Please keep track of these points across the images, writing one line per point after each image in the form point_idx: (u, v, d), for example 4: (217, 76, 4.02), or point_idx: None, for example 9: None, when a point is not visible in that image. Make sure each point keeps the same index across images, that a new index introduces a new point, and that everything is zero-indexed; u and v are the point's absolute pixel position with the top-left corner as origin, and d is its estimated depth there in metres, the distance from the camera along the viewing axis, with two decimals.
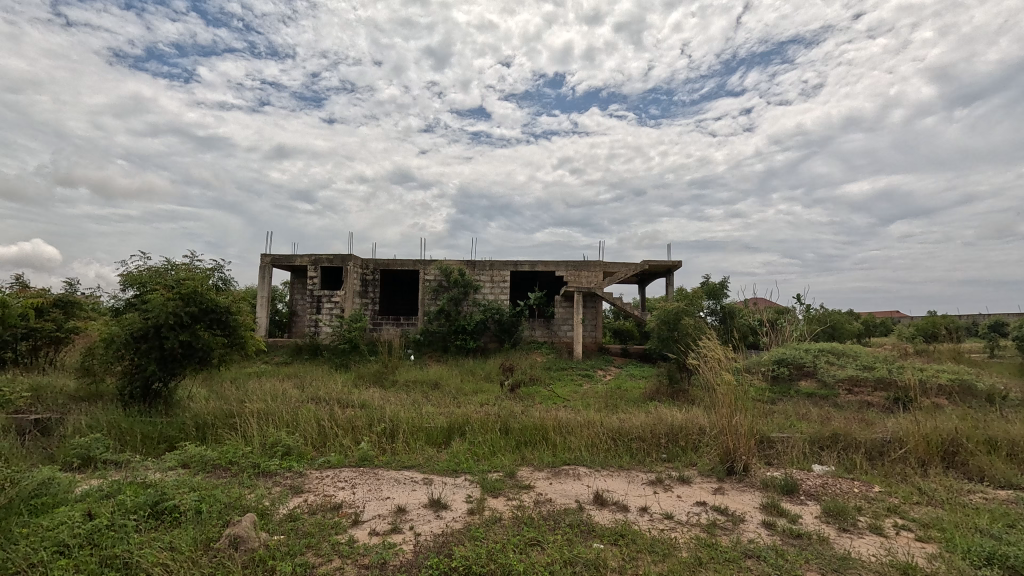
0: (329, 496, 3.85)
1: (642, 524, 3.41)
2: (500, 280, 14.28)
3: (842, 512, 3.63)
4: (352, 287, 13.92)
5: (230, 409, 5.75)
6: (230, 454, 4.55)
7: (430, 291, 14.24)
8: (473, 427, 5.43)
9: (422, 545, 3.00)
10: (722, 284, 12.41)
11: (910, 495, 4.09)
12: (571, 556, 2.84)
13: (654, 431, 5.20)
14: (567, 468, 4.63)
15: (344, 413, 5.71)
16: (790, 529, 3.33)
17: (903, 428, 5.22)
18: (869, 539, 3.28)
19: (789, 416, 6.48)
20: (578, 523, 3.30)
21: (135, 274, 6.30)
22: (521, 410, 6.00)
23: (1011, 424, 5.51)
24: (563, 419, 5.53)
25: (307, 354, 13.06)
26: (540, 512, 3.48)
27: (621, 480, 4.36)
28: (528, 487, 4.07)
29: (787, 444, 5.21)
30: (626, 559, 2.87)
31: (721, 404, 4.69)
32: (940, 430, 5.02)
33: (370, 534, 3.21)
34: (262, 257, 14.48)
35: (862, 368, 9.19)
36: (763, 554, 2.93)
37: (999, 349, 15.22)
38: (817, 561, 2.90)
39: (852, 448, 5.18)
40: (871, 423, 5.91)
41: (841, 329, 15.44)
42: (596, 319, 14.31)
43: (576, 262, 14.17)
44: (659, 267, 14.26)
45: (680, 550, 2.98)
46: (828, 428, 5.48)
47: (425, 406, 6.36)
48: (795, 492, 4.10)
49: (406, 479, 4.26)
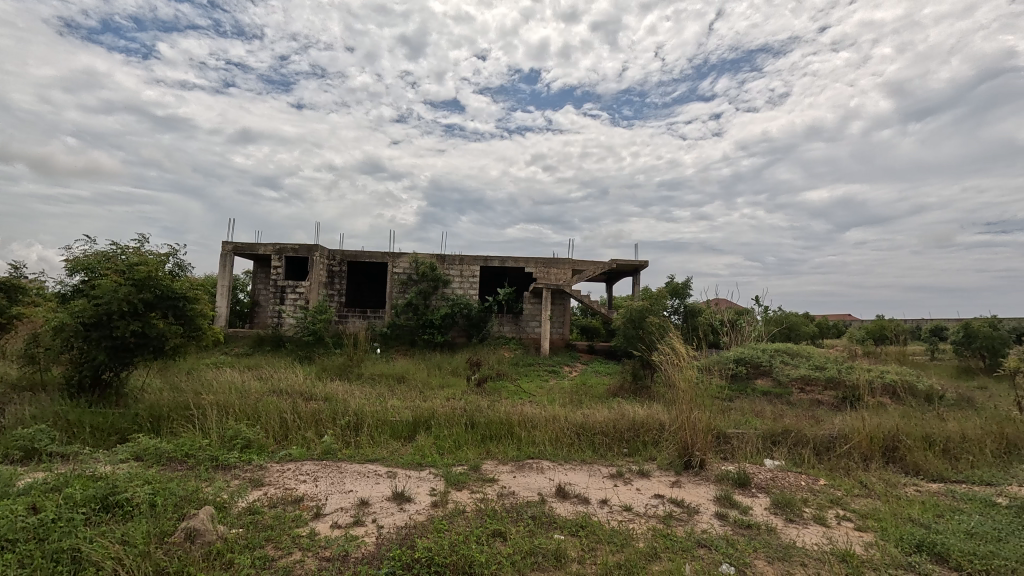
0: (290, 489, 3.80)
1: (601, 515, 3.52)
2: (469, 274, 14.24)
3: (790, 503, 3.83)
4: (317, 277, 13.66)
5: (187, 400, 5.58)
6: (187, 447, 4.42)
7: (399, 284, 14.13)
8: (439, 420, 5.44)
9: (384, 538, 3.01)
10: (687, 284, 12.82)
11: (852, 487, 4.35)
12: (533, 547, 2.91)
13: (617, 425, 5.33)
14: (531, 462, 4.71)
15: (307, 406, 5.61)
16: (740, 520, 3.49)
17: (850, 425, 5.50)
18: (813, 529, 3.48)
19: (745, 413, 6.76)
20: (541, 515, 3.38)
21: (82, 258, 5.98)
22: (487, 404, 6.03)
23: (947, 421, 5.92)
24: (528, 413, 5.59)
25: (269, 345, 12.74)
26: (503, 505, 3.53)
27: (582, 473, 4.48)
28: (491, 480, 4.13)
29: (742, 440, 5.43)
30: (585, 549, 2.95)
31: (682, 400, 4.87)
32: (883, 429, 5.31)
33: (331, 526, 3.19)
34: (225, 243, 14.02)
35: (815, 368, 9.63)
36: (714, 544, 3.07)
37: (939, 354, 16.16)
38: (764, 549, 3.06)
39: (800, 443, 5.42)
40: (820, 421, 6.20)
41: (796, 330, 16.16)
42: (564, 316, 14.49)
43: (546, 260, 14.31)
44: (627, 267, 14.55)
45: (637, 541, 3.09)
46: (780, 424, 5.72)
47: (391, 399, 6.32)
48: (746, 484, 4.30)
49: (369, 473, 4.24)
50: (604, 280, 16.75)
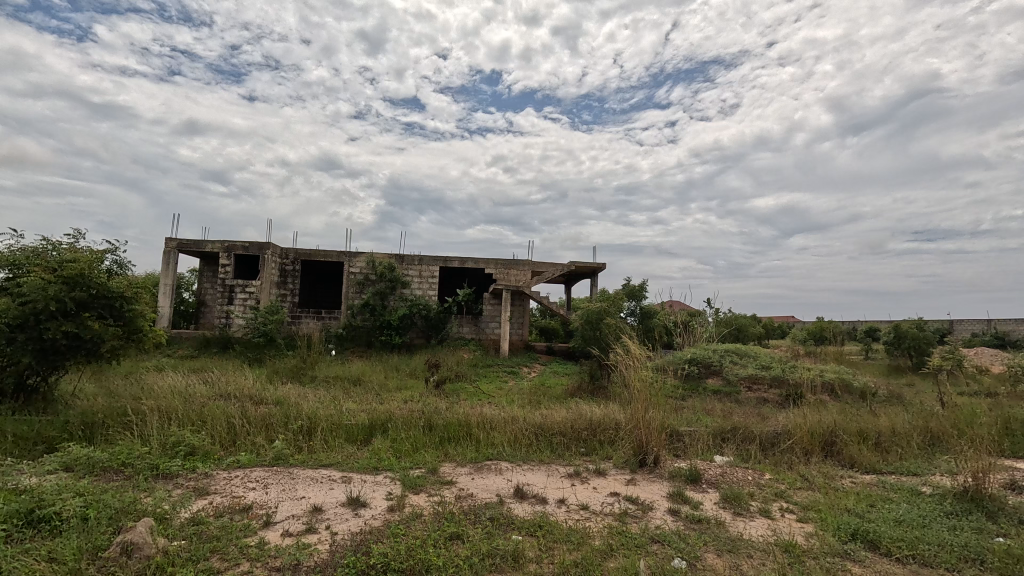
0: (237, 497, 3.64)
1: (559, 515, 3.56)
2: (428, 274, 14.09)
3: (738, 498, 3.99)
4: (269, 277, 13.17)
5: (124, 406, 5.25)
6: (124, 456, 4.16)
7: (355, 284, 13.82)
8: (396, 423, 5.35)
9: (338, 545, 2.93)
10: (643, 286, 13.12)
11: (795, 481, 4.58)
12: (491, 549, 2.90)
13: (574, 425, 5.40)
14: (489, 463, 4.70)
15: (257, 410, 5.40)
16: (691, 515, 3.61)
17: (792, 421, 5.80)
18: (759, 522, 3.64)
19: (696, 411, 7.00)
20: (499, 516, 3.37)
21: (6, 254, 5.54)
22: (445, 406, 5.98)
23: (880, 417, 6.32)
24: (487, 414, 5.58)
25: (216, 347, 12.17)
26: (460, 507, 3.51)
27: (540, 473, 4.51)
28: (449, 483, 4.10)
29: (694, 437, 5.62)
30: (542, 549, 2.97)
31: (637, 400, 4.99)
32: (822, 425, 5.62)
33: (282, 535, 3.08)
34: (168, 240, 13.30)
35: (761, 367, 10.08)
36: (667, 539, 3.16)
37: (872, 353, 17.27)
38: (713, 542, 3.18)
39: (747, 440, 5.67)
40: (766, 418, 6.50)
41: (745, 331, 16.88)
42: (523, 317, 14.57)
43: (506, 261, 14.35)
44: (585, 269, 14.78)
45: (593, 539, 3.14)
46: (729, 422, 5.95)
47: (347, 402, 6.17)
48: (698, 480, 4.45)
49: (322, 478, 4.11)
50: (563, 281, 16.96)
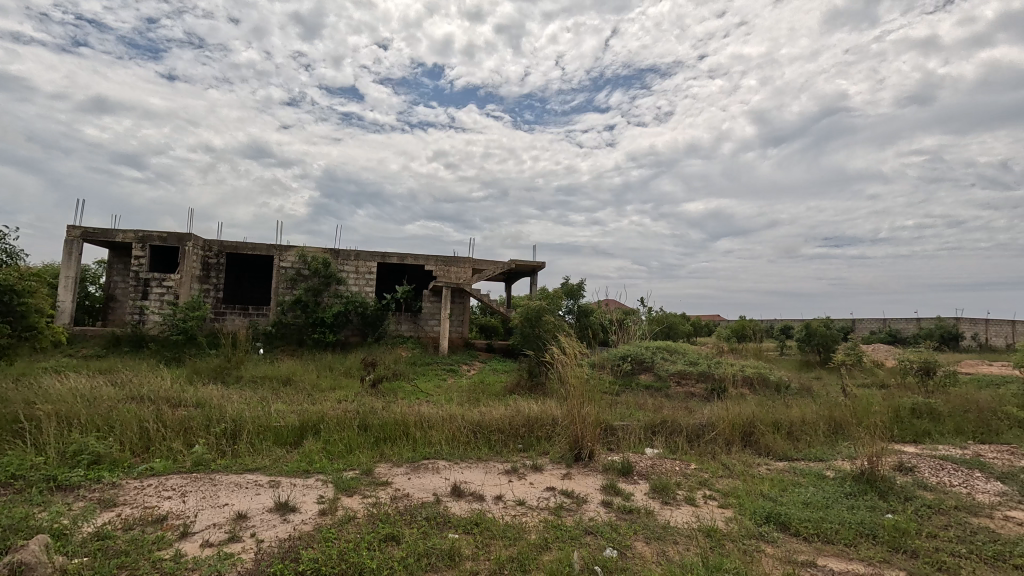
0: (150, 507, 3.37)
1: (496, 511, 3.58)
2: (365, 270, 13.69)
3: (666, 487, 4.19)
4: (189, 270, 12.27)
5: (14, 412, 4.71)
6: (13, 468, 3.73)
7: (286, 279, 13.18)
8: (329, 424, 5.16)
9: (265, 552, 2.80)
10: (581, 285, 13.44)
11: (717, 470, 4.87)
12: (426, 548, 2.87)
13: (512, 422, 5.44)
14: (426, 463, 4.65)
15: (175, 413, 5.02)
16: (623, 506, 3.75)
17: (716, 414, 6.16)
18: (685, 510, 3.85)
19: (629, 406, 7.27)
20: (435, 516, 3.34)
21: None
22: (381, 405, 5.84)
23: (792, 408, 6.87)
24: (424, 413, 5.50)
25: (127, 346, 11.20)
26: (396, 508, 3.45)
27: (477, 471, 4.51)
28: (385, 483, 4.01)
29: (626, 431, 5.83)
30: (478, 546, 2.98)
31: (573, 396, 5.12)
32: (742, 417, 6.02)
33: (201, 545, 2.89)
34: (70, 228, 12.06)
35: (689, 363, 10.64)
36: (600, 530, 3.27)
37: (787, 350, 18.70)
38: (643, 531, 3.32)
39: (675, 432, 5.96)
40: (692, 411, 6.86)
41: (675, 329, 17.74)
42: (463, 315, 14.51)
43: (446, 258, 14.22)
44: (525, 267, 14.94)
45: (529, 533, 3.19)
46: (659, 416, 6.23)
47: (276, 403, 5.87)
48: (629, 472, 4.63)
49: (248, 484, 3.89)
50: (503, 279, 17.05)
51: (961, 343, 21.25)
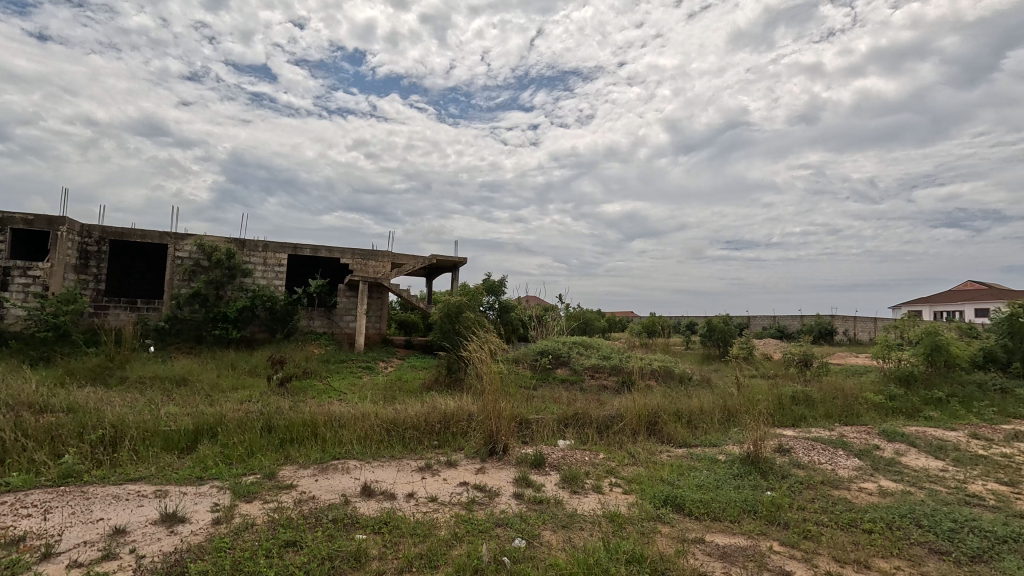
0: (3, 528, 2.95)
1: (406, 509, 3.54)
2: (274, 263, 12.87)
3: (575, 477, 4.37)
4: (63, 258, 10.85)
5: None
6: None
7: (183, 270, 12.07)
8: (228, 427, 4.81)
9: (146, 569, 2.56)
10: (502, 282, 13.52)
11: (623, 458, 5.16)
12: (331, 551, 2.78)
13: (428, 418, 5.39)
14: (335, 463, 4.48)
15: (40, 420, 4.43)
16: (533, 497, 3.86)
17: (625, 405, 6.50)
18: (591, 497, 4.03)
19: (545, 399, 7.48)
20: (342, 517, 3.24)
21: None
22: (288, 405, 5.54)
23: (692, 398, 7.43)
24: (335, 411, 5.30)
25: None
26: (300, 511, 3.30)
27: (390, 469, 4.42)
28: (289, 487, 3.81)
29: (540, 424, 5.99)
30: (387, 545, 2.93)
31: (489, 391, 5.17)
32: (648, 407, 6.40)
33: (67, 567, 2.58)
34: None
35: (603, 358, 11.13)
36: (510, 522, 3.34)
37: (691, 344, 20.15)
38: (551, 520, 3.44)
39: (587, 424, 6.22)
40: (603, 403, 7.20)
41: (591, 325, 18.47)
42: (381, 310, 14.11)
43: (363, 251, 13.74)
44: (446, 263, 14.81)
45: (440, 529, 3.19)
46: (572, 408, 6.46)
47: (167, 406, 5.37)
48: (541, 464, 4.77)
49: (129, 495, 3.53)
50: (424, 274, 16.79)
51: (834, 338, 24.10)
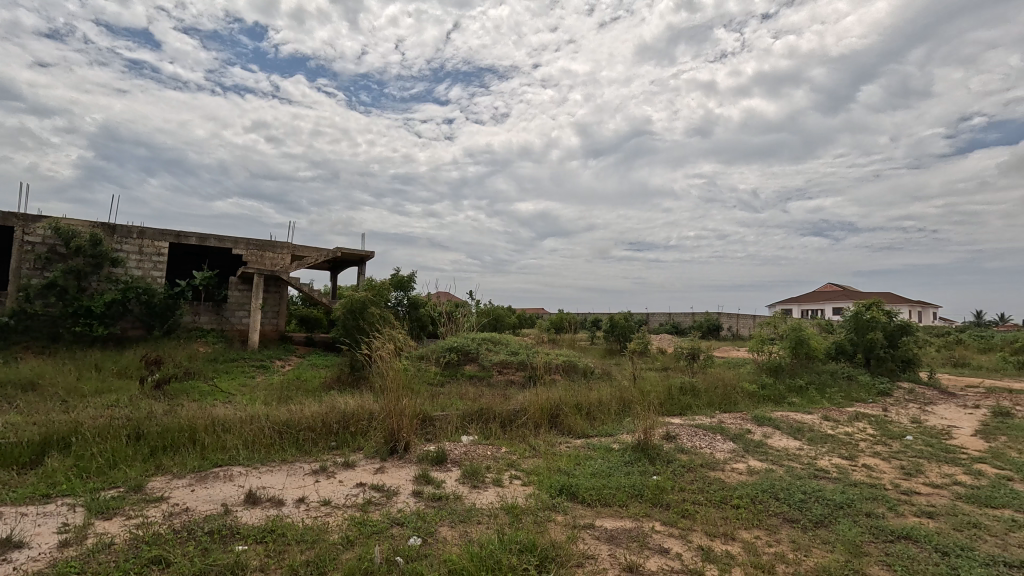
0: None
1: (296, 515, 3.35)
2: (152, 252, 11.56)
3: (476, 472, 4.41)
4: None
5: None
6: None
7: (34, 258, 10.44)
8: (85, 436, 4.24)
9: None
10: (411, 277, 13.29)
11: (524, 451, 5.29)
12: (204, 566, 2.56)
13: (325, 419, 5.14)
14: (216, 471, 4.13)
15: None
16: (432, 494, 3.84)
17: (529, 400, 6.67)
18: (490, 491, 4.09)
19: (451, 396, 7.46)
20: (221, 528, 2.99)
21: None
22: (163, 409, 5.01)
23: (592, 391, 7.82)
24: (218, 414, 4.88)
25: None
26: (170, 526, 2.99)
27: (279, 474, 4.16)
28: (158, 499, 3.45)
29: (444, 421, 5.96)
30: (270, 555, 2.76)
31: (390, 389, 5.04)
32: (550, 401, 6.62)
33: None
34: None
35: (511, 353, 11.33)
36: (407, 520, 3.30)
37: (595, 339, 21.15)
38: (449, 516, 3.44)
39: (491, 419, 6.29)
40: (509, 398, 7.33)
41: (500, 321, 18.70)
42: (279, 306, 13.22)
43: (259, 242, 12.77)
44: (352, 256, 14.22)
45: (331, 533, 3.06)
46: (477, 404, 6.50)
47: (6, 415, 4.62)
48: (443, 461, 4.75)
49: None
50: (328, 268, 15.98)
51: (720, 333, 26.53)
